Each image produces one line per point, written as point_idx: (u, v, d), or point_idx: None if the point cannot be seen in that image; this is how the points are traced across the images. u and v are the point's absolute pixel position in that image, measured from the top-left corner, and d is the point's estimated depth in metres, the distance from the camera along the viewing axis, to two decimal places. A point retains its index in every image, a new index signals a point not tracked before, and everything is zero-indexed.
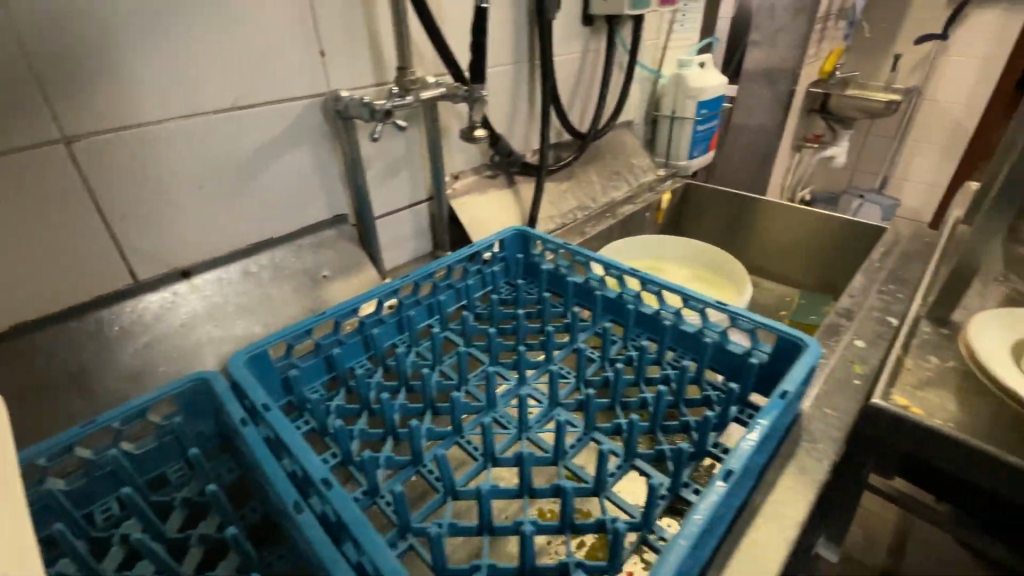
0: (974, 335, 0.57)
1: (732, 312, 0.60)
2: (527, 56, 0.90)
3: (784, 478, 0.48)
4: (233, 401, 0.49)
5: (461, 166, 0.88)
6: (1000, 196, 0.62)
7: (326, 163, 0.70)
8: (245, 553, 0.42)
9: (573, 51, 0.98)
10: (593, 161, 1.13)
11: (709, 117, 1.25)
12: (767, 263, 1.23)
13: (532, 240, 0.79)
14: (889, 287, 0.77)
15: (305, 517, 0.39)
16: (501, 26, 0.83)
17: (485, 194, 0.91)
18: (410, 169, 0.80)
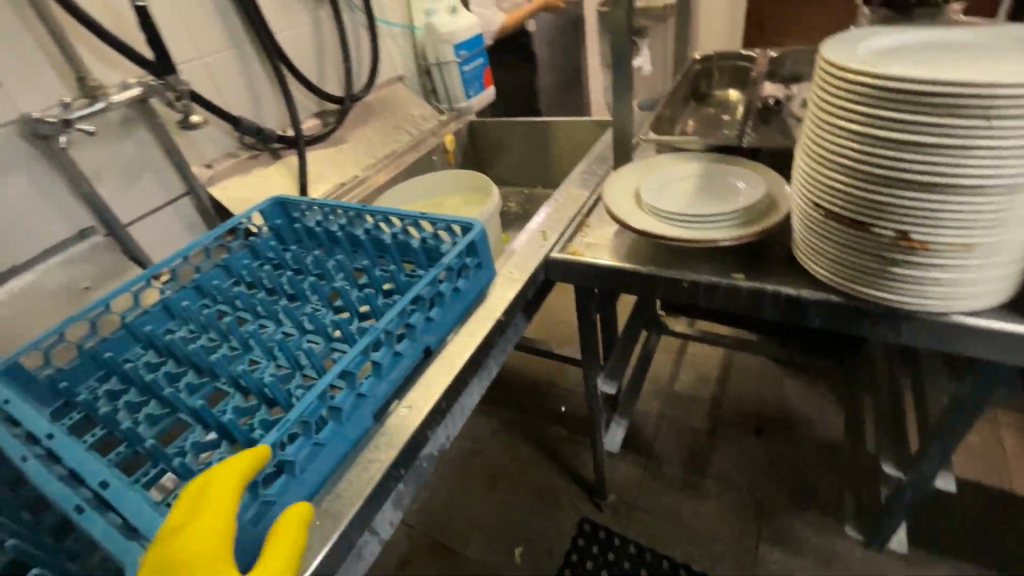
0: (608, 188, 0.73)
1: (432, 217, 0.72)
2: (248, 39, 0.95)
3: (463, 331, 0.62)
4: None
5: (214, 155, 0.94)
6: (615, 71, 0.77)
7: (49, 183, 0.74)
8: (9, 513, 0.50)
9: (301, 23, 1.04)
10: (367, 122, 1.21)
11: (472, 57, 1.35)
12: (555, 175, 1.39)
13: (289, 204, 0.86)
14: (593, 167, 0.94)
15: (41, 466, 0.48)
16: (201, 16, 0.88)
17: (248, 175, 0.97)
18: (154, 169, 0.85)
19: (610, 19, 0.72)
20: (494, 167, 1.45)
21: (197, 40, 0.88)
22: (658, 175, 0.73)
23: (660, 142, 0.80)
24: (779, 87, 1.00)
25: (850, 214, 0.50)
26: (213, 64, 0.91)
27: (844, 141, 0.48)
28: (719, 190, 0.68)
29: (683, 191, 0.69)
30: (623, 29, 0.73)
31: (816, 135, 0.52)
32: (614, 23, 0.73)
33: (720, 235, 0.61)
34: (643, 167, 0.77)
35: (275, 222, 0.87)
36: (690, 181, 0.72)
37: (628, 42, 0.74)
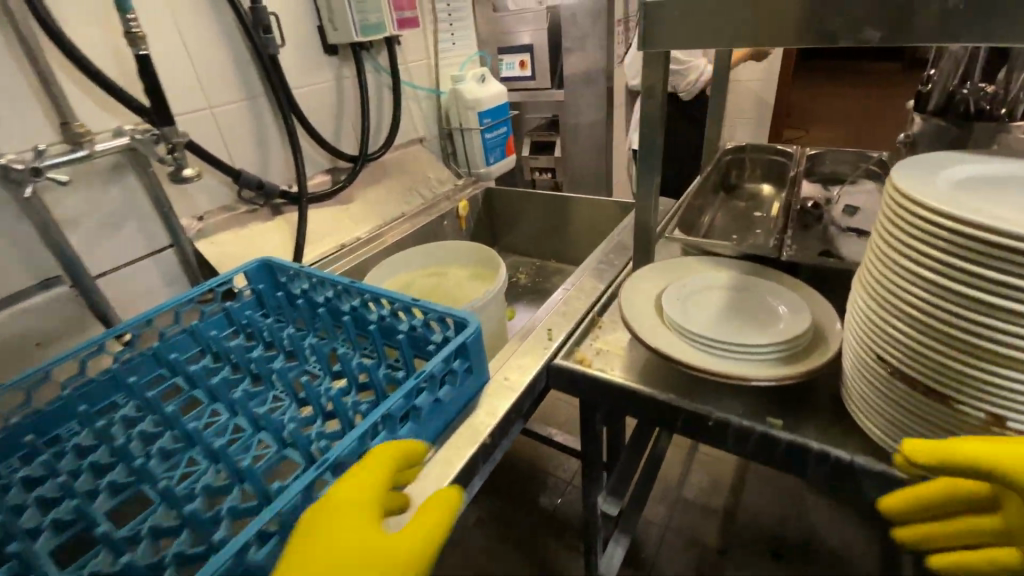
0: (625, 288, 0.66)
1: (422, 305, 0.63)
2: (262, 92, 0.92)
3: (438, 456, 0.52)
4: None
5: (208, 207, 0.89)
6: (642, 162, 0.70)
7: (16, 229, 0.68)
8: None
9: (321, 80, 1.01)
10: (379, 181, 1.16)
11: (496, 125, 1.32)
12: (571, 250, 1.31)
13: (276, 268, 0.79)
14: (611, 256, 0.86)
15: None
16: (215, 67, 0.85)
17: (241, 230, 0.91)
18: (139, 218, 0.80)
19: (640, 109, 0.67)
20: (508, 235, 1.39)
21: (208, 91, 0.85)
22: (686, 280, 0.65)
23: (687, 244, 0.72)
24: (819, 187, 0.92)
25: (925, 380, 0.41)
26: (221, 115, 0.87)
27: (919, 295, 0.39)
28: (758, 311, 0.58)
29: (714, 306, 0.60)
30: (653, 121, 0.67)
31: (879, 278, 0.43)
32: (646, 112, 0.67)
33: (753, 370, 0.51)
34: (670, 270, 0.69)
35: (259, 286, 0.80)
36: (722, 295, 0.63)
37: (660, 135, 0.68)
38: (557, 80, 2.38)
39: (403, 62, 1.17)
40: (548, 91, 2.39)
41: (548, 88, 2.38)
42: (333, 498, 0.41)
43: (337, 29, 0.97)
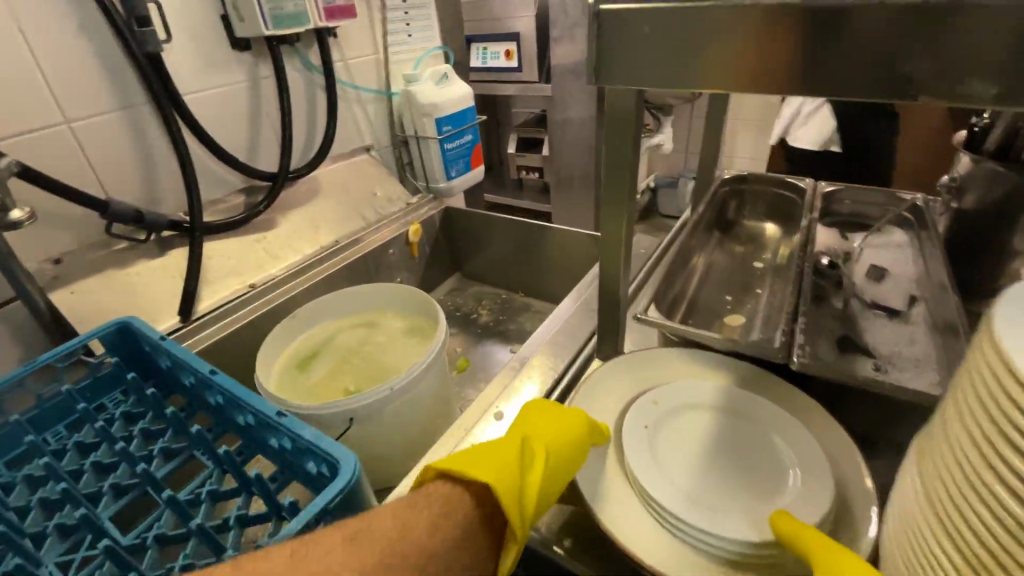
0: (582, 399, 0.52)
1: (292, 420, 0.47)
2: (144, 99, 0.73)
3: None
4: None
5: (67, 245, 0.70)
6: (608, 221, 0.52)
7: None
8: None
9: (229, 82, 0.82)
10: (310, 202, 0.97)
11: (457, 133, 1.13)
12: (541, 282, 1.14)
13: (136, 334, 0.62)
14: (572, 321, 0.69)
15: None
16: (68, 69, 0.66)
17: (113, 273, 0.73)
18: None
19: (605, 152, 0.48)
20: (471, 261, 1.21)
21: (61, 99, 0.66)
22: (660, 392, 0.51)
23: (664, 328, 0.55)
24: (836, 236, 0.75)
25: None
26: (83, 129, 0.68)
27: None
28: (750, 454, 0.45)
29: (692, 440, 0.46)
30: (622, 170, 0.49)
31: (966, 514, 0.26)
32: (612, 157, 0.49)
33: (718, 570, 0.39)
34: (641, 369, 0.55)
35: (117, 357, 0.63)
36: (704, 419, 0.49)
37: (631, 187, 0.50)
38: (545, 73, 2.17)
39: (342, 58, 0.98)
40: (535, 84, 2.18)
41: (534, 81, 2.17)
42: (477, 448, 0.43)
43: (244, 20, 0.77)
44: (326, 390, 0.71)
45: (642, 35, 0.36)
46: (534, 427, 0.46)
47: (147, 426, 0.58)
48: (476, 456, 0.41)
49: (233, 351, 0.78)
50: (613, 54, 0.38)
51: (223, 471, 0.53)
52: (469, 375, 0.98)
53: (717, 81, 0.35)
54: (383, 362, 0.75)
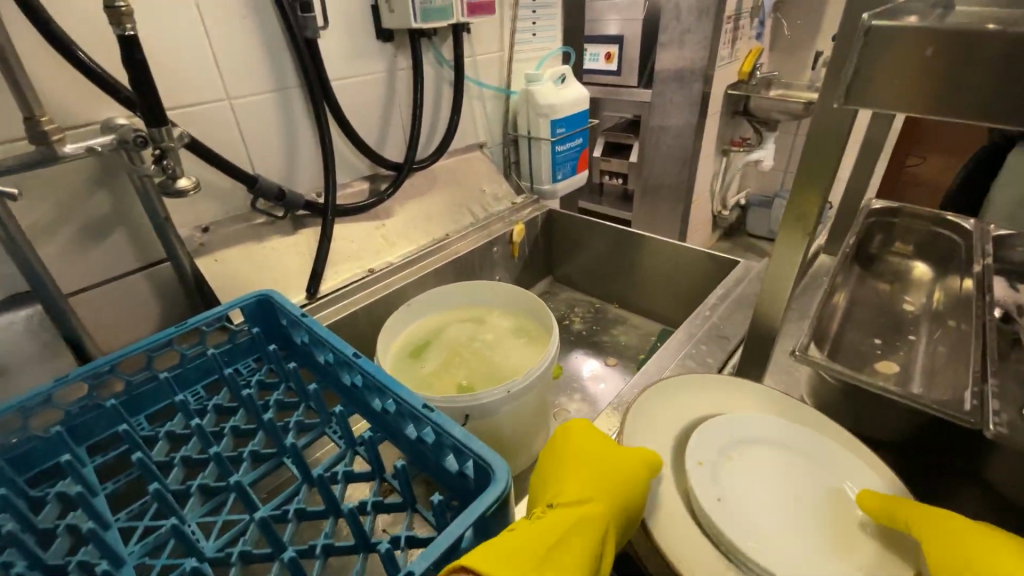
0: (670, 408, 0.53)
1: (435, 419, 0.46)
2: (296, 82, 0.76)
3: None
4: None
5: (218, 215, 0.75)
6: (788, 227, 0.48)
7: None
8: None
9: (370, 70, 0.84)
10: (426, 193, 0.99)
11: (570, 136, 1.11)
12: (639, 297, 1.10)
13: (276, 307, 0.64)
14: (700, 349, 0.65)
15: None
16: (239, 48, 0.69)
17: (255, 245, 0.77)
18: (131, 226, 0.66)
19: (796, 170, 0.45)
20: (567, 266, 1.19)
21: (227, 77, 0.69)
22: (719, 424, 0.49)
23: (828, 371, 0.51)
24: (1011, 289, 0.66)
25: None
26: (242, 107, 0.72)
27: None
28: (827, 503, 0.42)
29: (766, 476, 0.45)
30: (811, 191, 0.45)
31: None
32: (804, 170, 0.45)
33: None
34: (750, 399, 0.54)
35: (256, 327, 0.65)
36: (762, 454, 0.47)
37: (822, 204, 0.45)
38: (647, 78, 2.12)
39: (471, 54, 0.99)
40: (634, 89, 2.12)
41: (634, 86, 2.12)
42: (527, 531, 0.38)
43: (394, 12, 0.79)
44: (438, 382, 0.72)
45: (923, 58, 0.32)
46: (575, 487, 0.43)
47: (280, 397, 0.59)
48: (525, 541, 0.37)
49: (348, 333, 0.80)
50: (868, 74, 0.35)
51: (352, 453, 0.53)
52: (563, 384, 0.96)
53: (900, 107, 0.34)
54: (491, 361, 0.75)
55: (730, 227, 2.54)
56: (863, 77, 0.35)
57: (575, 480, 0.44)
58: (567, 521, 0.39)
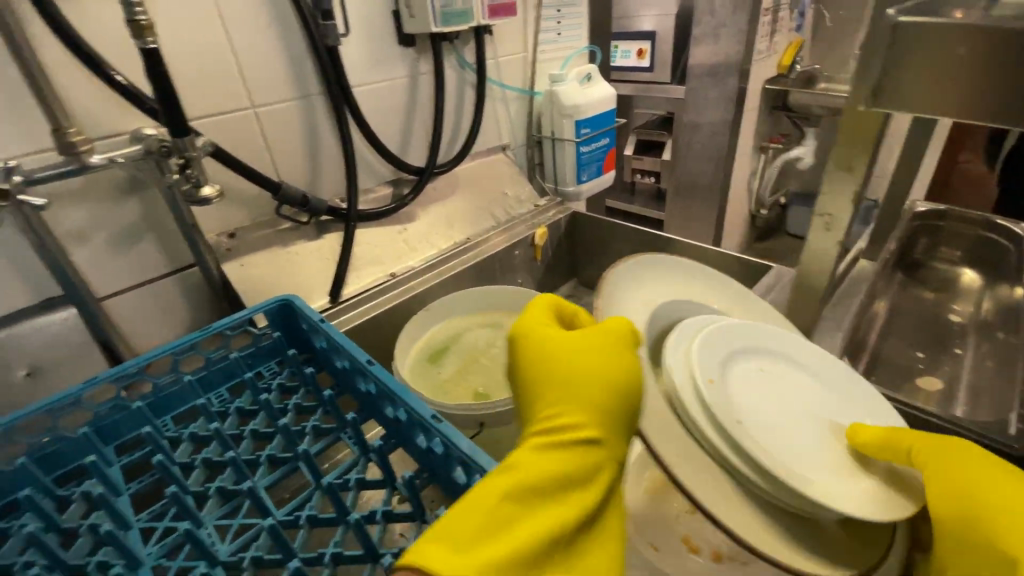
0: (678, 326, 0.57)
1: (444, 431, 0.46)
2: (318, 89, 0.77)
3: None
4: None
5: (244, 220, 0.76)
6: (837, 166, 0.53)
7: (21, 239, 0.59)
8: None
9: (391, 75, 0.84)
10: (447, 197, 0.99)
11: (595, 137, 1.09)
12: None
13: (298, 313, 0.66)
14: None
15: None
16: (263, 58, 0.70)
17: (280, 250, 0.78)
18: (160, 232, 0.69)
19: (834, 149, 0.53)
20: (591, 268, 1.17)
21: (252, 86, 0.71)
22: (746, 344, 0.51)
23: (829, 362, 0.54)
24: None
25: None
26: (266, 115, 0.73)
27: None
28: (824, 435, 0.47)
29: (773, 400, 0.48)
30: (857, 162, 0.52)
31: None
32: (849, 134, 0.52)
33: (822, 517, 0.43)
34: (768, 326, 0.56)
35: (278, 332, 0.67)
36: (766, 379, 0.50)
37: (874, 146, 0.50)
38: (678, 75, 2.06)
39: (494, 56, 0.98)
40: (666, 86, 2.06)
41: (666, 83, 2.06)
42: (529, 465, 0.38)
43: (415, 17, 0.79)
44: (455, 390, 0.71)
45: (954, 58, 0.43)
46: (563, 383, 0.44)
47: (299, 402, 0.61)
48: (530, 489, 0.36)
49: (369, 336, 0.81)
50: (898, 77, 0.46)
51: (366, 460, 0.54)
52: None
53: (934, 105, 0.45)
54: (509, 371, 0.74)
55: (767, 228, 2.45)
56: (890, 84, 0.46)
57: (558, 377, 0.44)
58: (568, 448, 0.40)
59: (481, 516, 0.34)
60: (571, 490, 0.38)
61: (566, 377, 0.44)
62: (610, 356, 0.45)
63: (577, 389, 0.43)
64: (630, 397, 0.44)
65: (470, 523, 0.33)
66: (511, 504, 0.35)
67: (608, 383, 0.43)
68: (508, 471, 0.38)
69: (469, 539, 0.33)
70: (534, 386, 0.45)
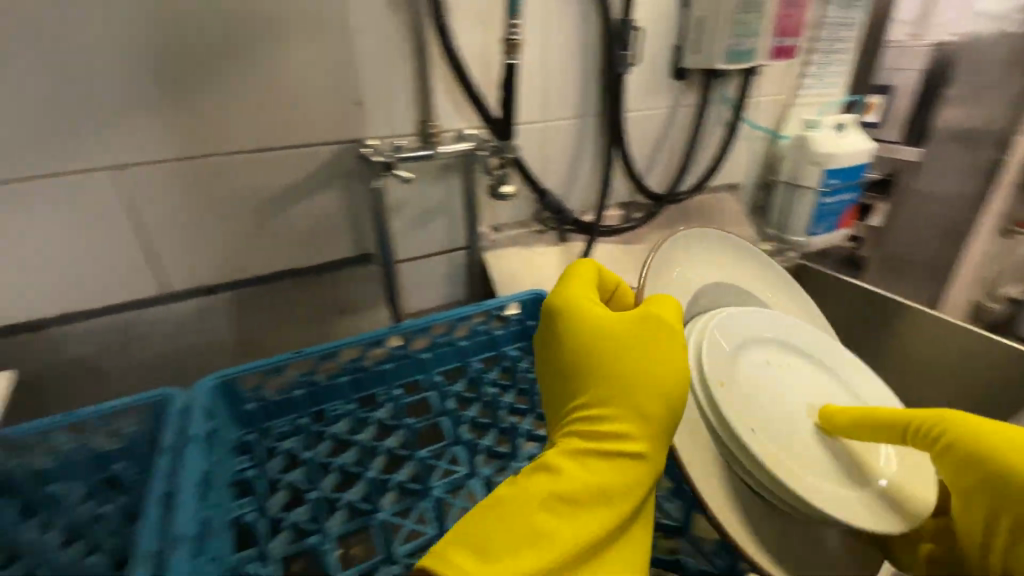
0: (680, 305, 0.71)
1: None
2: (597, 110, 0.83)
3: None
4: (190, 419, 0.51)
5: (506, 218, 0.84)
6: None
7: (357, 203, 0.72)
8: None
9: (658, 105, 0.88)
10: (676, 225, 0.99)
11: (840, 189, 1.02)
12: None
13: None
14: None
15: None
16: (564, 77, 0.78)
17: (529, 250, 0.85)
18: (446, 216, 0.79)
19: None
20: None
21: (548, 101, 0.78)
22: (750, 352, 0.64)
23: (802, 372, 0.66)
24: None
25: None
26: (551, 129, 0.80)
27: None
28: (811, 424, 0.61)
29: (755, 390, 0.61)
30: None
31: None
32: None
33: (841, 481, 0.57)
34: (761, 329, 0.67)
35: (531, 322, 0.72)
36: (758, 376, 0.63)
37: None
38: None
39: (753, 96, 0.97)
40: None
41: None
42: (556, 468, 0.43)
43: (701, 53, 0.82)
44: None
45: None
46: (620, 385, 0.47)
47: None
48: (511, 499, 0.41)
49: None
50: None
51: None
52: None
53: None
54: None
55: None
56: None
57: (621, 380, 0.47)
58: (609, 462, 0.44)
59: (526, 521, 0.39)
60: (608, 504, 0.42)
61: (613, 381, 0.48)
62: (663, 374, 0.47)
63: (632, 399, 0.46)
64: (677, 409, 0.47)
65: (519, 528, 0.39)
66: (550, 514, 0.40)
67: (663, 397, 0.47)
68: (549, 477, 0.42)
69: (508, 552, 0.37)
70: (586, 379, 0.49)
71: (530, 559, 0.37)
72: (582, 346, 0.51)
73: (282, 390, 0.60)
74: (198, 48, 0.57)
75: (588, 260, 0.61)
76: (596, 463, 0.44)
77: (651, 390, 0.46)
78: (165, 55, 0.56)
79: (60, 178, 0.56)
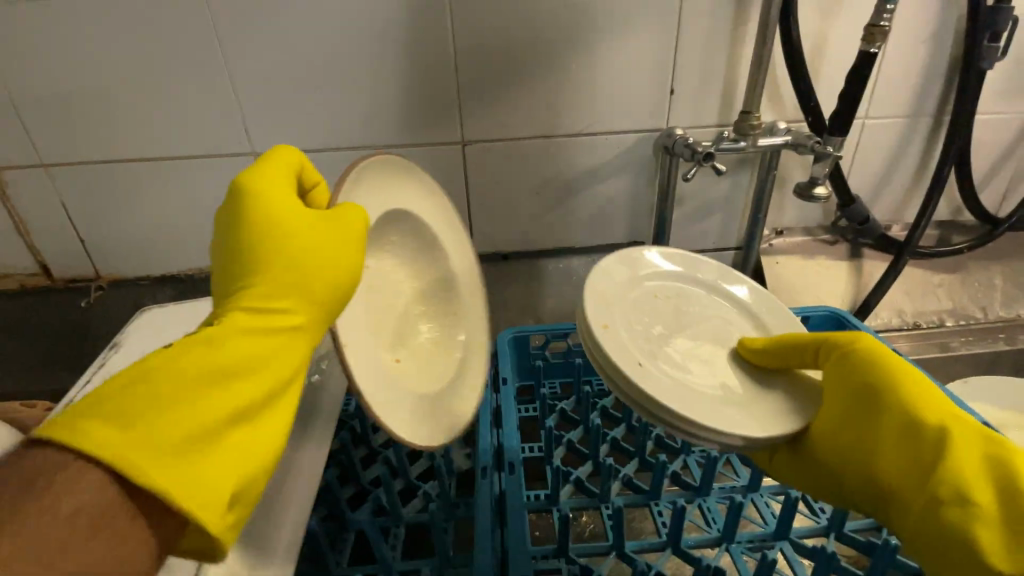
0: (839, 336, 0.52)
1: None
2: (934, 110, 0.70)
3: None
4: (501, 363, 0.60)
5: (790, 222, 0.77)
6: None
7: (642, 191, 0.74)
8: (441, 485, 0.48)
9: (1021, 108, 0.71)
10: (1006, 258, 0.79)
11: None
12: None
13: (849, 332, 0.63)
14: None
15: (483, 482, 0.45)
16: (903, 71, 0.67)
17: (811, 260, 0.77)
18: (726, 214, 0.76)
19: None
20: None
21: (875, 97, 0.69)
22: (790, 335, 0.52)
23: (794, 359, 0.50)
24: None
25: None
26: (869, 128, 0.70)
27: None
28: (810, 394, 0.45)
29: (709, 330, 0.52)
30: None
31: None
32: None
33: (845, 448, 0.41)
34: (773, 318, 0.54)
35: None
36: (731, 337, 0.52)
37: None
38: None
39: None
40: None
41: None
42: (205, 354, 0.31)
43: None
44: None
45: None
46: (287, 269, 0.36)
47: None
48: (168, 396, 0.29)
49: None
50: None
51: None
52: None
53: None
54: None
55: None
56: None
57: (292, 259, 0.36)
58: (259, 345, 0.33)
59: (163, 414, 0.28)
60: (218, 393, 0.31)
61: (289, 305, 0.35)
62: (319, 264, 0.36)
63: (283, 284, 0.35)
64: (338, 291, 0.37)
65: (157, 419, 0.28)
66: (188, 429, 0.29)
67: (333, 282, 0.37)
68: (185, 356, 0.31)
69: (154, 406, 0.28)
70: (258, 264, 0.36)
71: (188, 428, 0.28)
72: (895, 377, 0.40)
73: (564, 355, 0.66)
74: (547, 39, 0.64)
75: (296, 146, 0.42)
76: (206, 365, 0.31)
77: (272, 238, 0.36)
78: (521, 45, 0.64)
79: (422, 149, 0.69)
